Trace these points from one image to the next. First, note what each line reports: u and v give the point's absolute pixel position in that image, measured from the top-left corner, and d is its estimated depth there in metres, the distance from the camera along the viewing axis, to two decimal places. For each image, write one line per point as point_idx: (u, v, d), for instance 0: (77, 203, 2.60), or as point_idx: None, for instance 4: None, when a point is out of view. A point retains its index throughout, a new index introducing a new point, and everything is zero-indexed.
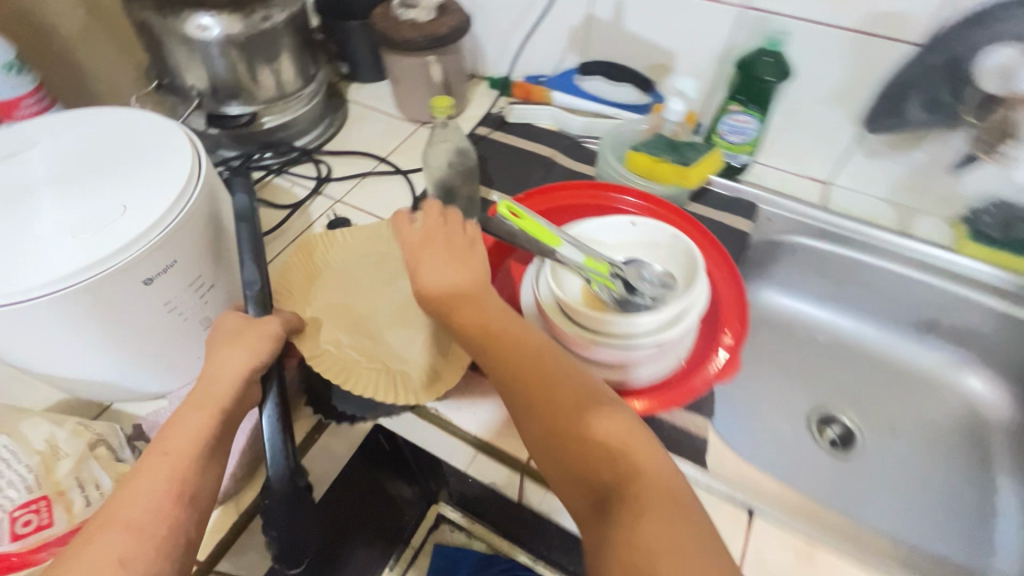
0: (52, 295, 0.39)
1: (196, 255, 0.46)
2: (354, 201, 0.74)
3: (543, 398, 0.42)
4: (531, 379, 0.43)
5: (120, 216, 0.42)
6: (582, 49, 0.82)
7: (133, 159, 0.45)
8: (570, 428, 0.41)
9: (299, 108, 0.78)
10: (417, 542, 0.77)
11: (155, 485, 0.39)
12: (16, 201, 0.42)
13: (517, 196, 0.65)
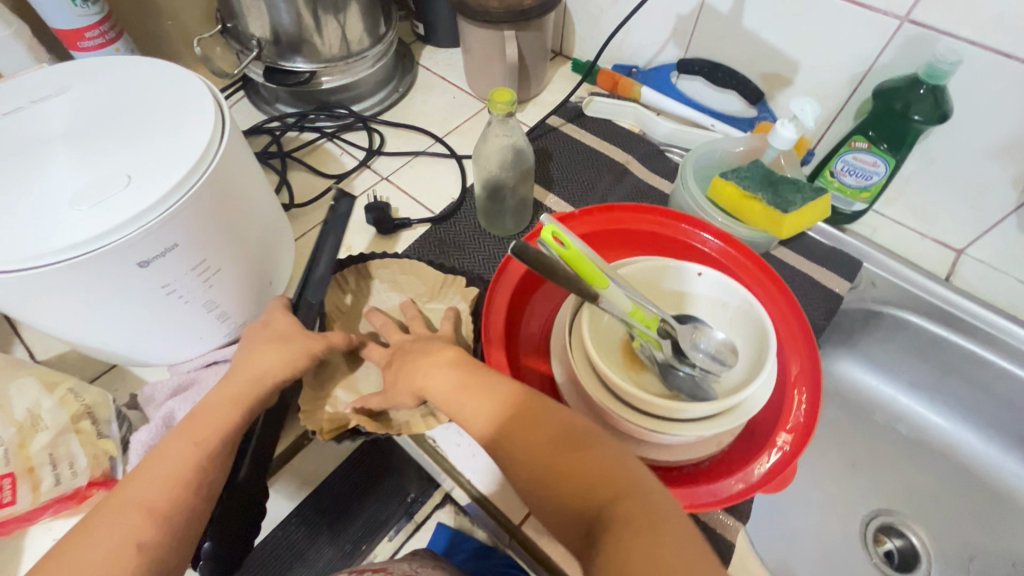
0: (39, 269, 0.36)
1: (201, 239, 0.43)
2: (401, 182, 0.69)
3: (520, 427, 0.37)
4: (526, 417, 0.37)
5: (123, 189, 0.38)
6: (685, 41, 0.69)
7: (150, 124, 0.41)
8: (546, 457, 0.35)
9: (362, 70, 0.73)
10: None
11: (153, 488, 0.36)
12: (26, 158, 0.39)
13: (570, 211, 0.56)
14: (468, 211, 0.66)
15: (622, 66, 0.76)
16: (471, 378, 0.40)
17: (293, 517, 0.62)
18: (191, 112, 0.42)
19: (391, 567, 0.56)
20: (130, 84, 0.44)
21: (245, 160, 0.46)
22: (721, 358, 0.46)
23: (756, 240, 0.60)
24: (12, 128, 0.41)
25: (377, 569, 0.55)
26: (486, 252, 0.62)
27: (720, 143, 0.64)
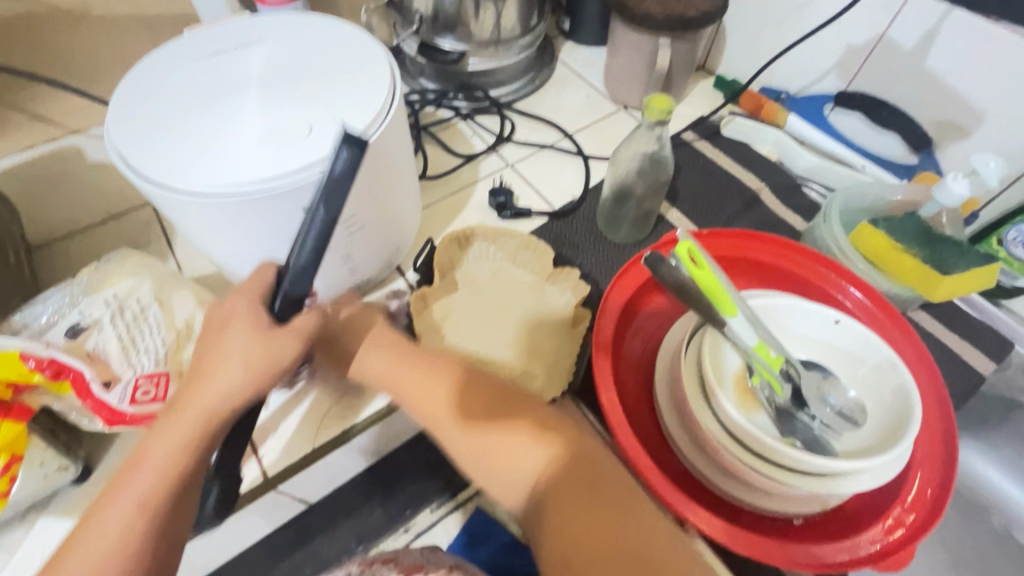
0: (224, 197, 0.40)
1: (357, 196, 0.45)
2: (525, 171, 0.70)
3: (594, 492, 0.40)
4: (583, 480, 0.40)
5: (305, 137, 0.41)
6: (851, 75, 0.65)
7: (334, 83, 0.44)
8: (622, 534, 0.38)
9: (507, 58, 0.74)
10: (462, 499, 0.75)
11: (138, 494, 0.34)
12: (227, 95, 0.43)
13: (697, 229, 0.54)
14: (588, 211, 0.65)
15: (771, 90, 0.73)
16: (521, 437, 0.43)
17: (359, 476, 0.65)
18: (370, 76, 0.45)
19: (400, 556, 0.51)
20: (320, 42, 0.47)
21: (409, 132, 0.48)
22: (846, 416, 0.43)
23: (898, 298, 0.55)
24: (217, 67, 0.45)
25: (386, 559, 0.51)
26: (601, 256, 0.61)
27: (873, 186, 0.59)
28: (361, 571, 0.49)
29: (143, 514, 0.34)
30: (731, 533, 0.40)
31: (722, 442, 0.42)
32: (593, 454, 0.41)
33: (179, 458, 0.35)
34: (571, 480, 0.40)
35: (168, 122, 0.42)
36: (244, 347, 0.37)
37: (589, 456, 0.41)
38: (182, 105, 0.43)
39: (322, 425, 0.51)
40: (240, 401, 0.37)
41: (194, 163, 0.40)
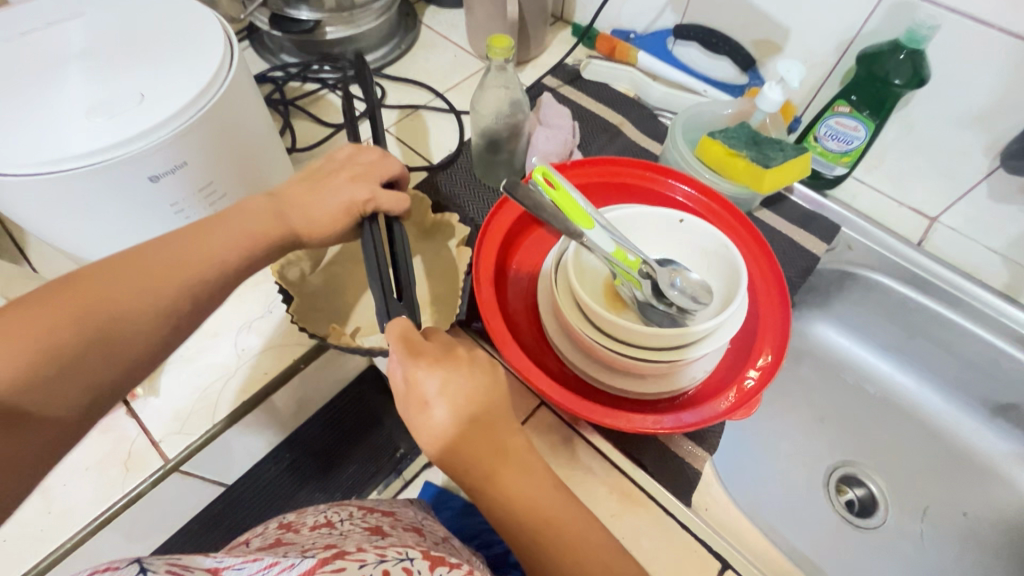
0: (50, 175, 0.38)
1: (210, 161, 0.45)
2: (399, 133, 0.71)
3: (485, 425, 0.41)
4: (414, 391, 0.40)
5: (135, 104, 0.40)
6: (683, 8, 0.71)
7: (162, 49, 0.43)
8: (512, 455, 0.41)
9: (365, 24, 0.73)
10: None
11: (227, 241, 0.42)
12: (43, 71, 0.41)
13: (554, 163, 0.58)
14: (466, 162, 0.68)
15: (621, 31, 0.78)
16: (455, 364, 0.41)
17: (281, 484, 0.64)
18: (202, 39, 0.44)
19: (399, 513, 0.53)
20: (141, 13, 0.45)
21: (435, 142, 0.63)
22: (697, 297, 0.49)
23: (740, 198, 0.62)
24: (28, 44, 0.43)
25: (386, 511, 0.52)
26: (479, 202, 0.64)
27: (708, 105, 0.66)
28: (363, 513, 0.50)
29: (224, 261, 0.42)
30: (611, 416, 0.45)
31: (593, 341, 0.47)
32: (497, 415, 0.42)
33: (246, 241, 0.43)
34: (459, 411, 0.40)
35: None
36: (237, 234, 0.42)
37: (487, 418, 0.41)
38: None
39: (217, 404, 0.50)
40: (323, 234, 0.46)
41: (12, 143, 0.38)
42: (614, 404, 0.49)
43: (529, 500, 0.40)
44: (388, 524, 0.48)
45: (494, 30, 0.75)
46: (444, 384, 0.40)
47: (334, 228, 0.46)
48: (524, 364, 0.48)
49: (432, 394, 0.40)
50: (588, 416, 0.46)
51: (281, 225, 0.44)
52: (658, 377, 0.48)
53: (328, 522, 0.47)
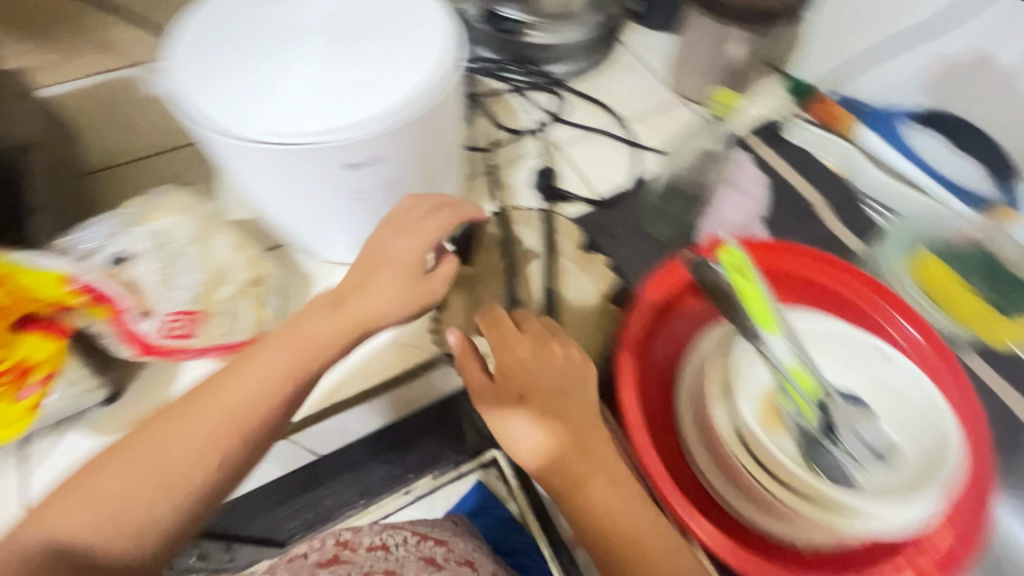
0: (266, 143, 0.39)
1: (402, 160, 0.45)
2: (571, 155, 0.68)
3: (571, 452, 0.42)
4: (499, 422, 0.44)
5: (357, 93, 0.41)
6: (938, 91, 0.60)
7: (393, 42, 0.43)
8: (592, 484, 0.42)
9: (568, 33, 0.71)
10: None
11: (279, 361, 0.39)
12: (284, 38, 0.43)
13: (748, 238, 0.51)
14: (633, 206, 0.63)
15: (846, 99, 0.67)
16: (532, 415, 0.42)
17: None
18: (432, 38, 0.44)
19: (451, 543, 0.55)
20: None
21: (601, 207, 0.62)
22: (878, 454, 0.42)
23: (960, 337, 0.56)
24: (277, 6, 0.44)
25: (439, 538, 0.55)
26: (638, 251, 0.60)
27: (945, 216, 0.58)
28: (417, 540, 0.54)
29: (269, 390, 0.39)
30: (733, 554, 0.41)
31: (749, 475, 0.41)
32: (572, 413, 0.43)
33: (283, 374, 0.39)
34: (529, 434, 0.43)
35: (222, 57, 0.42)
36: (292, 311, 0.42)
37: (573, 438, 0.42)
38: (236, 45, 0.42)
39: (341, 383, 0.53)
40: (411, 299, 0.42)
41: (243, 103, 0.40)
42: (732, 536, 0.43)
43: (617, 515, 0.41)
44: (440, 556, 0.52)
45: (704, 67, 0.69)
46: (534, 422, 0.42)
47: (406, 306, 0.41)
48: (656, 470, 0.43)
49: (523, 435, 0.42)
50: (707, 540, 0.41)
51: (357, 326, 0.41)
52: (801, 531, 0.41)
53: (384, 547, 0.53)
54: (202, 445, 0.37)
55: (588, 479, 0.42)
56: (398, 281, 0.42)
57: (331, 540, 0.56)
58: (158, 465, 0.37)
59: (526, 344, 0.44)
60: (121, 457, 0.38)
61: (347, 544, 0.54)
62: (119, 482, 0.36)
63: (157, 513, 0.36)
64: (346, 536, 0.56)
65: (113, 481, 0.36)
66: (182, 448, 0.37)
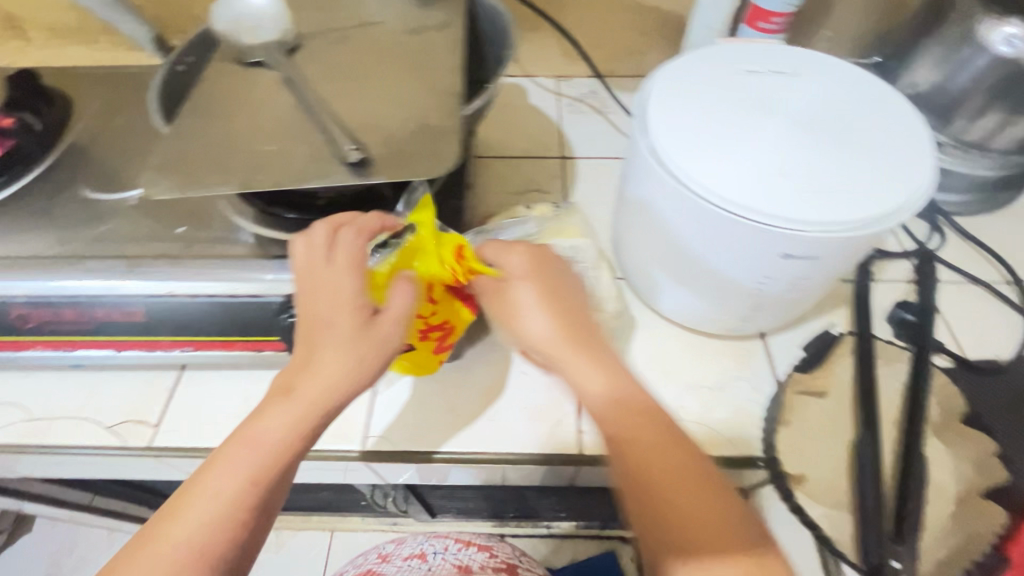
0: (724, 211, 0.40)
1: (824, 265, 0.42)
2: (944, 300, 0.57)
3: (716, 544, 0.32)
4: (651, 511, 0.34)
5: (829, 194, 0.40)
6: None
7: (865, 153, 0.42)
8: None
9: (980, 169, 0.63)
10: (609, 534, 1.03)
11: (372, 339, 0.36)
12: (762, 118, 0.43)
13: None
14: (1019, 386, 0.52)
15: None
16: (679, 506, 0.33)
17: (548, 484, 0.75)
18: (912, 161, 0.42)
19: (496, 548, 0.64)
20: (854, 107, 0.45)
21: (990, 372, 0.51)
22: None
23: None
24: (758, 87, 0.46)
25: (482, 546, 0.64)
26: None
27: None
28: (459, 547, 0.62)
29: (344, 379, 0.35)
30: None
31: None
32: (689, 508, 0.33)
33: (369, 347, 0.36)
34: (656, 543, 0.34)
35: (700, 118, 0.44)
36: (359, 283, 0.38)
37: (718, 535, 0.32)
38: (715, 111, 0.44)
39: None
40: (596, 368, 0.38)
41: (714, 168, 0.41)
42: None
43: None
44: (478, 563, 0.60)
45: None
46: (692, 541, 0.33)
47: (596, 375, 0.37)
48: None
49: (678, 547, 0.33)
50: None
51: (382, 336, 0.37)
52: None
53: (421, 554, 0.61)
54: (288, 445, 0.34)
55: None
56: (548, 339, 0.39)
57: (375, 552, 0.64)
58: (259, 467, 0.33)
59: (660, 426, 0.36)
60: (208, 466, 0.34)
61: (386, 556, 0.62)
62: (224, 486, 0.33)
63: (246, 540, 0.33)
64: (388, 548, 0.64)
65: (231, 473, 0.33)
66: (244, 470, 0.33)
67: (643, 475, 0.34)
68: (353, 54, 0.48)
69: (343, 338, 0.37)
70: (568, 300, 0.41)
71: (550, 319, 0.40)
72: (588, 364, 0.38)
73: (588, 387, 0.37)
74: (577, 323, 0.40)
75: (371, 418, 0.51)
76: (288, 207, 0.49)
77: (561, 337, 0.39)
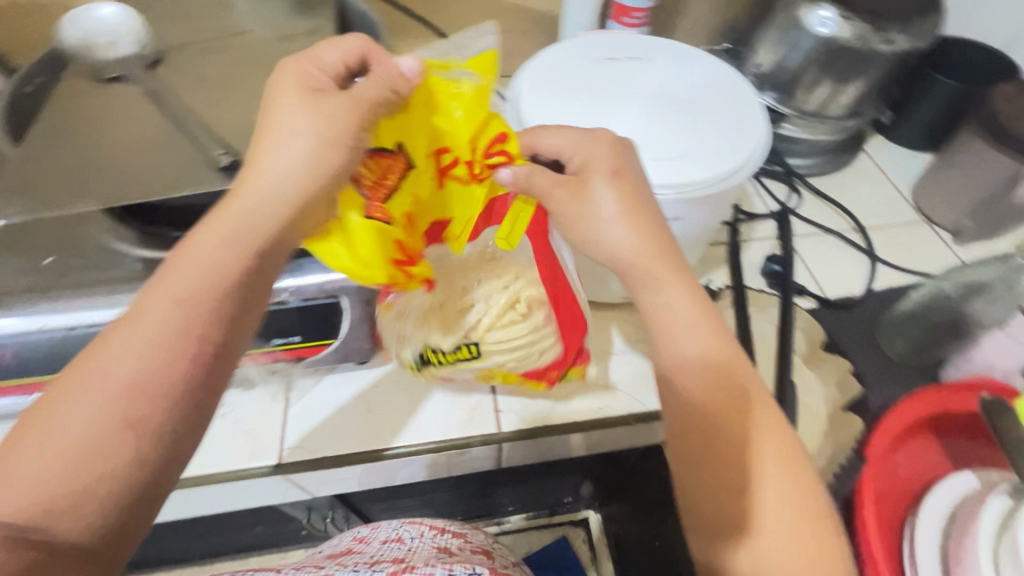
0: None
1: (688, 225, 0.47)
2: (804, 250, 0.65)
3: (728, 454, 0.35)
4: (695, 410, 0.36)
5: (680, 159, 0.44)
6: None
7: (710, 121, 0.47)
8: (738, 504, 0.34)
9: (823, 134, 0.72)
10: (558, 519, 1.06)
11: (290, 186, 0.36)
12: (620, 100, 0.48)
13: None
14: (869, 315, 0.59)
15: None
16: (725, 404, 0.35)
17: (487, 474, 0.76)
18: (748, 126, 0.47)
19: (468, 535, 0.64)
20: (699, 82, 0.50)
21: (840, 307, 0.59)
22: None
23: None
24: (615, 71, 0.50)
25: (455, 535, 0.63)
26: (874, 366, 0.56)
27: None
28: (433, 534, 0.61)
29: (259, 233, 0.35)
30: None
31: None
32: (727, 427, 0.35)
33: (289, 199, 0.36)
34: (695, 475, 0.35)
35: (565, 102, 0.48)
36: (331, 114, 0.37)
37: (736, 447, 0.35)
38: (578, 95, 0.48)
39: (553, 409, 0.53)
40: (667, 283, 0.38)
41: None
42: None
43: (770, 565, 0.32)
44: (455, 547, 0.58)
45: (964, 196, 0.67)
46: (728, 431, 0.35)
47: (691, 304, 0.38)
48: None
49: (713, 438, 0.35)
50: None
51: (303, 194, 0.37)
52: None
53: (397, 540, 0.59)
54: (217, 298, 0.33)
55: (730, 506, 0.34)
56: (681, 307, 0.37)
57: (350, 536, 0.63)
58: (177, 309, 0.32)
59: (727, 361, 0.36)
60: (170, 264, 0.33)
61: (362, 539, 0.61)
62: (153, 335, 0.31)
63: (177, 417, 0.31)
64: (363, 533, 0.62)
65: (158, 311, 0.32)
66: (181, 322, 0.32)
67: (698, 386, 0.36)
68: (222, 66, 0.48)
69: (280, 187, 0.36)
70: (630, 175, 0.40)
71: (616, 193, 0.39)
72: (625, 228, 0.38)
73: (618, 252, 0.39)
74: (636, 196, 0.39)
75: (284, 430, 0.51)
76: (174, 224, 0.48)
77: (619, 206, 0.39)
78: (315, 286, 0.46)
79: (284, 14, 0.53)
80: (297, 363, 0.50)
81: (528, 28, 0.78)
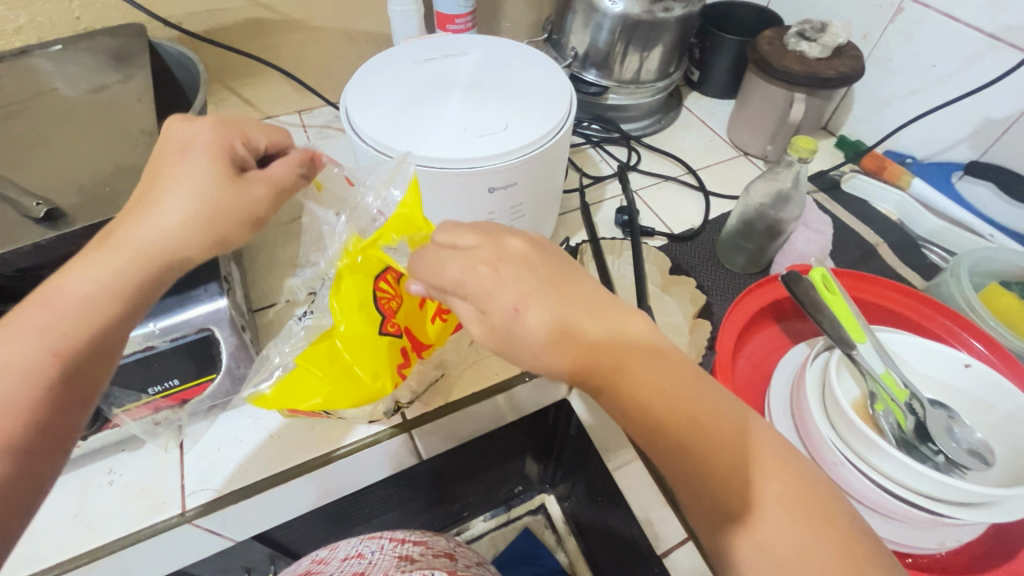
0: (428, 168, 0.48)
1: (528, 188, 0.53)
2: (648, 198, 0.74)
3: (695, 449, 0.32)
4: (651, 412, 0.33)
5: (502, 132, 0.50)
6: (981, 145, 0.68)
7: (526, 95, 0.53)
8: (711, 488, 0.31)
9: (643, 97, 0.82)
10: (514, 514, 1.08)
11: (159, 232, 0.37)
12: (442, 91, 0.53)
13: (840, 271, 0.58)
14: (707, 240, 0.69)
15: (896, 154, 0.76)
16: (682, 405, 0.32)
17: (425, 481, 0.77)
18: (558, 93, 0.54)
19: (429, 541, 0.60)
20: (511, 65, 0.57)
21: (685, 238, 0.68)
22: (976, 454, 0.45)
23: None
24: (435, 68, 0.55)
25: (416, 541, 0.59)
26: (718, 280, 0.65)
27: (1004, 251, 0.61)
28: (394, 545, 0.57)
29: (130, 274, 0.35)
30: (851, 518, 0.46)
31: (850, 473, 0.44)
32: (703, 436, 0.32)
33: (166, 240, 0.37)
34: (692, 489, 0.31)
35: (392, 101, 0.52)
36: (204, 182, 0.38)
37: (699, 438, 0.32)
38: (404, 94, 0.52)
39: (456, 386, 0.56)
40: (595, 330, 0.34)
41: (411, 136, 0.49)
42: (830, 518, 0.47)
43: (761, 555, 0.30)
44: (419, 552, 0.56)
45: (763, 127, 0.78)
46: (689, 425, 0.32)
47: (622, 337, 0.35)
48: None
49: (678, 422, 0.32)
50: None
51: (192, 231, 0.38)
52: (890, 516, 0.44)
53: (357, 555, 0.56)
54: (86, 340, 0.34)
55: (729, 503, 0.31)
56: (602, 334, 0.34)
57: (306, 560, 0.57)
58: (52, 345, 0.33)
59: (684, 388, 0.33)
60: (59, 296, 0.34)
61: (321, 560, 0.56)
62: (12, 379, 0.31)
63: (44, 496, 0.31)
64: (320, 553, 0.58)
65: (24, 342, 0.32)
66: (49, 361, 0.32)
67: (645, 392, 0.33)
68: (28, 127, 0.46)
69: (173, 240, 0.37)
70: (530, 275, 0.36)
71: (508, 268, 0.36)
72: (532, 303, 0.35)
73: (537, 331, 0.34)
74: (551, 274, 0.36)
75: (180, 479, 0.49)
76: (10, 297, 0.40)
77: (532, 310, 0.34)
78: (183, 320, 0.45)
79: (92, 69, 0.52)
80: (182, 407, 0.48)
81: (367, 49, 0.82)
